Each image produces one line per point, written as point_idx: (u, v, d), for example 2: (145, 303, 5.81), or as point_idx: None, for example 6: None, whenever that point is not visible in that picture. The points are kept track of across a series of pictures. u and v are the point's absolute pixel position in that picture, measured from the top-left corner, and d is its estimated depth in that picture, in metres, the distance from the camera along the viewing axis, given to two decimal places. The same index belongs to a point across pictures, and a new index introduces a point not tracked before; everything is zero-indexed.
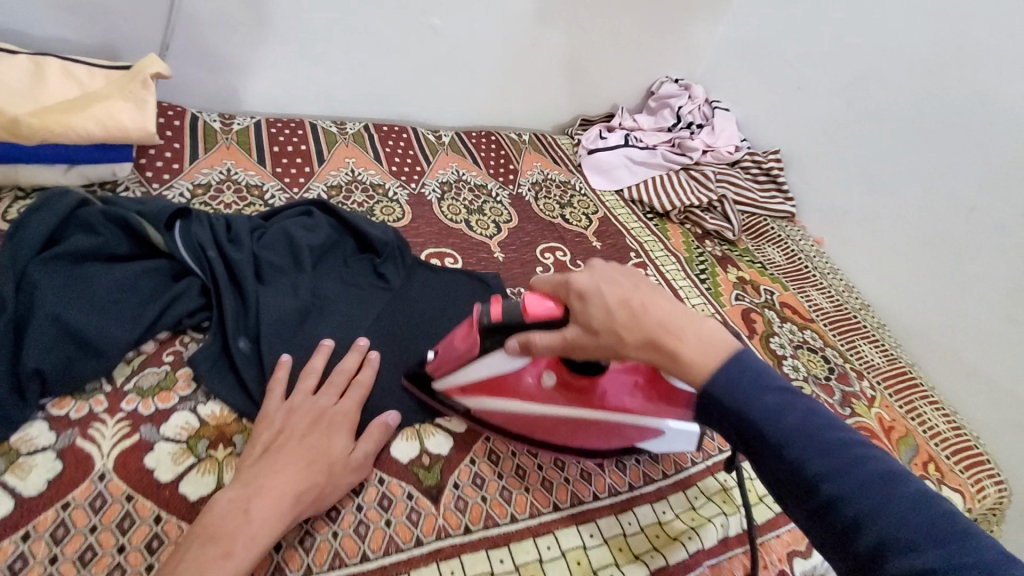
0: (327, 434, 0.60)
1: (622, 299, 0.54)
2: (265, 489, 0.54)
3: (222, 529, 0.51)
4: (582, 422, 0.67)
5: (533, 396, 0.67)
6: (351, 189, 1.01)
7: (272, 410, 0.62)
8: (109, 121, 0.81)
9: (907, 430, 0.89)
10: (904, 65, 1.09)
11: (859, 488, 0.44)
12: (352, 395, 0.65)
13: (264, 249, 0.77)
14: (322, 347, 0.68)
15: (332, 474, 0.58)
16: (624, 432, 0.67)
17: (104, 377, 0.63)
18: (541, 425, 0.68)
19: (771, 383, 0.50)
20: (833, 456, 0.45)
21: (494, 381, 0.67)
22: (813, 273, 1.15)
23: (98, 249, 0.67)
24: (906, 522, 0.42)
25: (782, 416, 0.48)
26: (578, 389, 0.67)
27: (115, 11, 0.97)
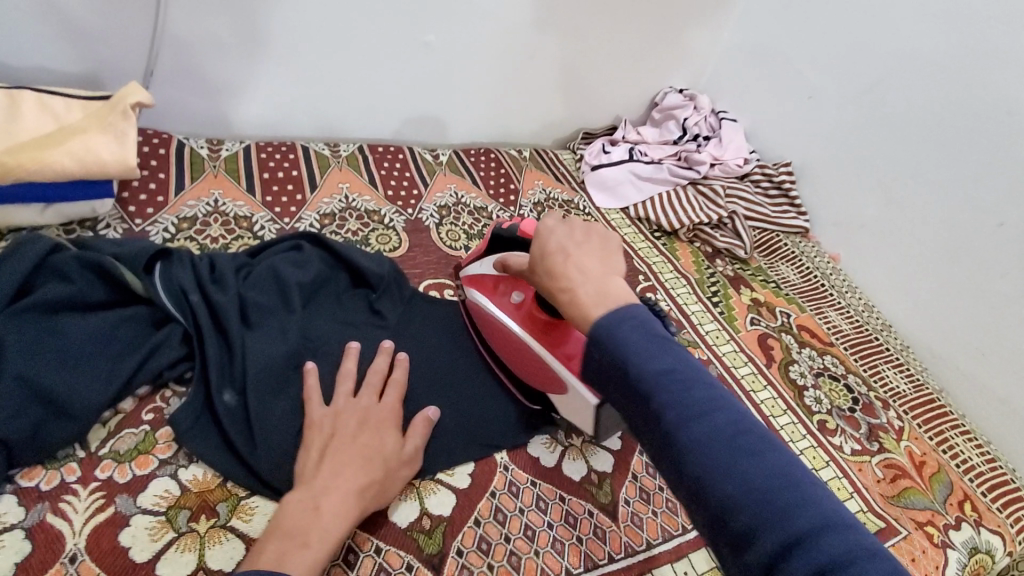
0: (379, 431, 0.61)
1: (560, 245, 0.54)
2: (330, 486, 0.55)
3: (297, 526, 0.52)
4: (516, 345, 0.71)
5: (501, 309, 0.73)
6: (345, 217, 0.97)
7: (317, 416, 0.61)
8: (87, 156, 0.77)
9: (939, 465, 0.84)
10: (923, 72, 1.04)
11: (696, 426, 0.41)
12: (391, 391, 0.66)
13: (250, 289, 0.72)
14: (351, 350, 0.69)
15: (388, 469, 0.59)
16: (541, 374, 0.69)
17: (78, 441, 0.58)
18: (496, 334, 0.74)
19: (651, 327, 0.46)
20: (698, 406, 0.41)
21: (488, 281, 0.77)
22: (830, 292, 1.10)
23: (72, 298, 0.63)
24: (734, 458, 0.39)
25: (641, 351, 0.45)
26: (540, 324, 0.70)
27: (95, 36, 0.92)
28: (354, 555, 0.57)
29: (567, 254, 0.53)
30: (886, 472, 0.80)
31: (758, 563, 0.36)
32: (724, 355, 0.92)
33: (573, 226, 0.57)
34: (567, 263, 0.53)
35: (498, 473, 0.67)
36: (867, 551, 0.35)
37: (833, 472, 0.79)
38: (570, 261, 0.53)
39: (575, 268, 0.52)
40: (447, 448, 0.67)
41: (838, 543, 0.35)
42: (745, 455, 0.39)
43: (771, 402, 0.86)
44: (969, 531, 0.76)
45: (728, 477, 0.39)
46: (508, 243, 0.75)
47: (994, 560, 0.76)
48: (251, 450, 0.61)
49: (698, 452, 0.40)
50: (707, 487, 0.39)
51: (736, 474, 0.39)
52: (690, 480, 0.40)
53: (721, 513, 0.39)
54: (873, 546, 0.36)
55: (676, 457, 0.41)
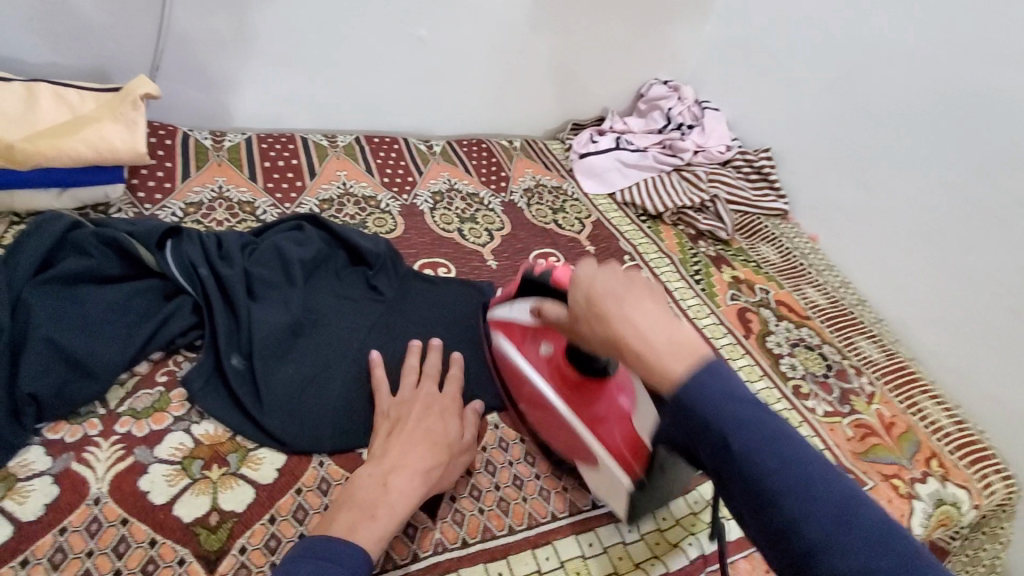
0: (444, 420, 0.65)
1: (611, 294, 0.50)
2: (401, 466, 0.58)
3: (369, 498, 0.56)
4: (549, 410, 0.69)
5: (533, 365, 0.71)
6: (343, 202, 1.02)
7: (386, 405, 0.66)
8: (100, 143, 0.82)
9: (909, 426, 0.88)
10: (892, 58, 1.10)
11: (739, 425, 0.43)
12: (451, 384, 0.70)
13: (255, 265, 0.77)
14: (413, 346, 0.73)
15: (452, 454, 0.63)
16: (571, 445, 0.67)
17: (98, 400, 0.63)
18: (525, 391, 0.71)
19: (745, 397, 0.45)
20: (808, 488, 0.41)
21: (517, 329, 0.72)
22: (808, 270, 1.15)
23: (90, 272, 0.68)
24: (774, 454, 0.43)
25: (745, 426, 0.43)
26: (572, 384, 0.68)
27: (104, 33, 0.98)
28: (327, 483, 0.63)
29: (615, 293, 0.50)
30: (857, 431, 0.85)
31: None
32: (704, 327, 0.97)
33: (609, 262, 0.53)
34: (617, 304, 0.50)
35: (489, 431, 0.72)
36: None
37: (806, 431, 0.83)
38: (621, 303, 0.50)
39: (629, 308, 0.49)
40: None
41: None
42: (860, 539, 0.40)
43: (748, 368, 0.91)
44: (935, 485, 0.81)
45: (846, 561, 0.39)
46: (540, 288, 0.69)
47: (960, 512, 0.81)
48: (258, 409, 0.65)
49: (744, 451, 0.43)
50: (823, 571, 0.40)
51: (779, 466, 0.42)
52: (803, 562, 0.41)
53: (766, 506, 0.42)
54: None
55: (725, 458, 0.44)
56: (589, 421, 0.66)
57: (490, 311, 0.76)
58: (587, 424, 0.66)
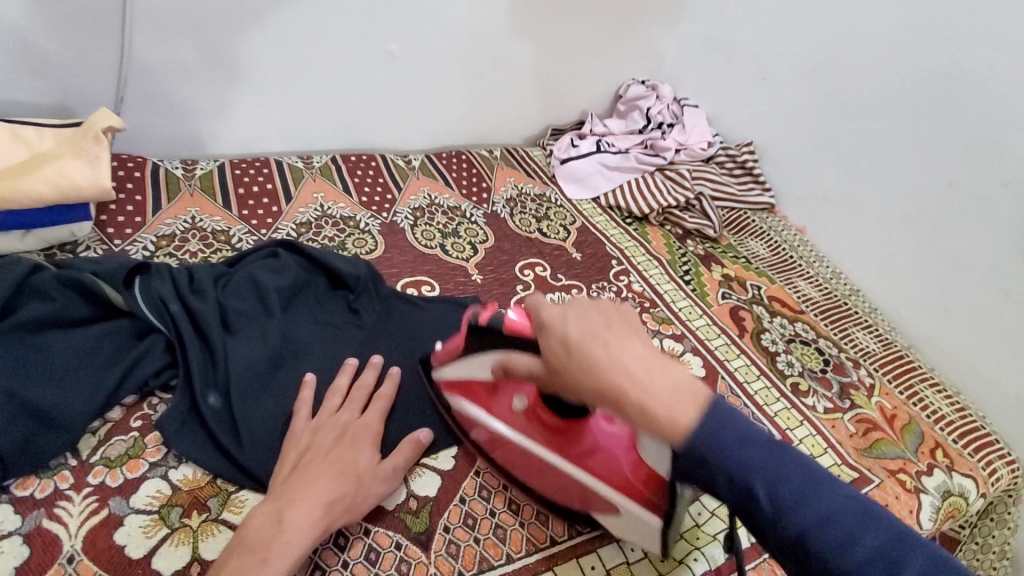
0: (355, 446, 0.62)
1: (589, 334, 0.51)
2: (298, 499, 0.55)
3: (260, 539, 0.52)
4: (543, 464, 0.63)
5: (508, 422, 0.65)
6: (321, 225, 0.99)
7: (300, 431, 0.63)
8: (62, 181, 0.79)
9: (911, 417, 0.87)
10: (864, 45, 1.10)
11: (722, 436, 0.46)
12: (374, 411, 0.66)
13: (229, 297, 0.74)
14: (346, 366, 0.70)
15: (362, 483, 0.59)
16: (580, 495, 0.62)
17: (68, 450, 0.60)
18: (510, 452, 0.66)
19: (751, 436, 0.47)
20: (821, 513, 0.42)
21: (480, 390, 0.66)
22: (799, 263, 1.14)
23: (56, 316, 0.65)
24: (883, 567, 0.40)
25: (749, 460, 0.45)
26: (555, 432, 0.62)
27: (65, 68, 0.95)
28: (345, 538, 0.59)
29: (605, 342, 0.50)
30: (859, 426, 0.83)
31: None
32: (697, 329, 0.95)
33: (583, 309, 0.54)
34: (607, 355, 0.49)
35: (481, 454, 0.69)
36: None
37: (807, 430, 0.81)
38: (611, 353, 0.49)
39: (620, 360, 0.49)
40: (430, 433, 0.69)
41: None
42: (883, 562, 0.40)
43: (744, 369, 0.89)
44: (940, 477, 0.79)
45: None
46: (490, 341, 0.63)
47: (968, 502, 0.79)
48: (237, 448, 0.62)
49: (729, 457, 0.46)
50: None
51: (762, 467, 0.45)
52: None
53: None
54: None
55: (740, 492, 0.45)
56: (587, 464, 0.61)
57: (439, 374, 0.70)
58: (584, 469, 0.61)
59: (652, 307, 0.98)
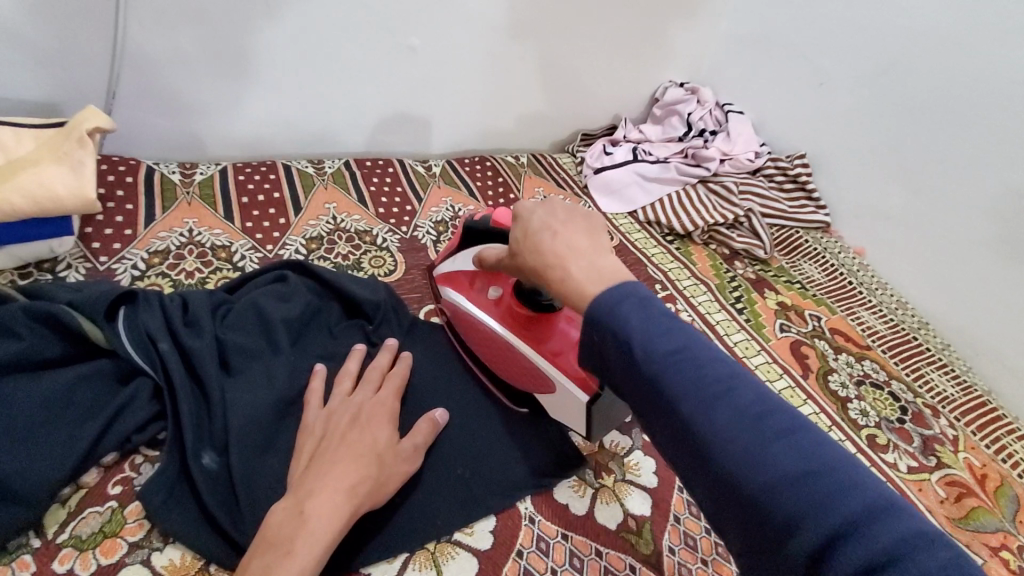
0: (371, 426, 0.56)
1: (544, 223, 0.48)
2: (316, 487, 0.49)
3: (281, 533, 0.46)
4: (499, 344, 0.66)
5: (479, 307, 0.69)
6: (334, 240, 0.89)
7: (313, 418, 0.57)
8: (38, 192, 0.68)
9: (1002, 476, 0.76)
10: (940, 48, 0.98)
11: (624, 303, 0.40)
12: (390, 385, 0.62)
13: (229, 330, 0.64)
14: (355, 350, 0.65)
15: (384, 465, 0.54)
16: (527, 376, 0.65)
17: (30, 529, 0.50)
18: (473, 333, 0.69)
19: (652, 306, 0.39)
20: (708, 386, 0.36)
21: (464, 279, 0.71)
22: (860, 290, 1.03)
23: (21, 357, 0.54)
24: (762, 443, 0.34)
25: (643, 328, 0.38)
26: (521, 319, 0.66)
27: (47, 60, 0.84)
28: None
29: (554, 230, 0.47)
30: (949, 491, 0.72)
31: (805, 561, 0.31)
32: (756, 368, 0.84)
33: (554, 205, 0.49)
34: (553, 240, 0.46)
35: (525, 528, 0.59)
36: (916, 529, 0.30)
37: None
38: (557, 239, 0.46)
39: (563, 246, 0.45)
40: (463, 502, 0.59)
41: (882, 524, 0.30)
42: (769, 437, 0.34)
43: (814, 418, 0.78)
44: None
45: (756, 465, 0.33)
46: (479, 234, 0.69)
47: None
48: (236, 523, 0.52)
49: (621, 320, 0.39)
50: (734, 477, 0.33)
51: (651, 330, 0.38)
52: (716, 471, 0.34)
53: (785, 532, 0.31)
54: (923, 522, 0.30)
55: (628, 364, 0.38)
56: (540, 350, 0.63)
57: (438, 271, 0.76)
58: (536, 352, 0.63)
59: None
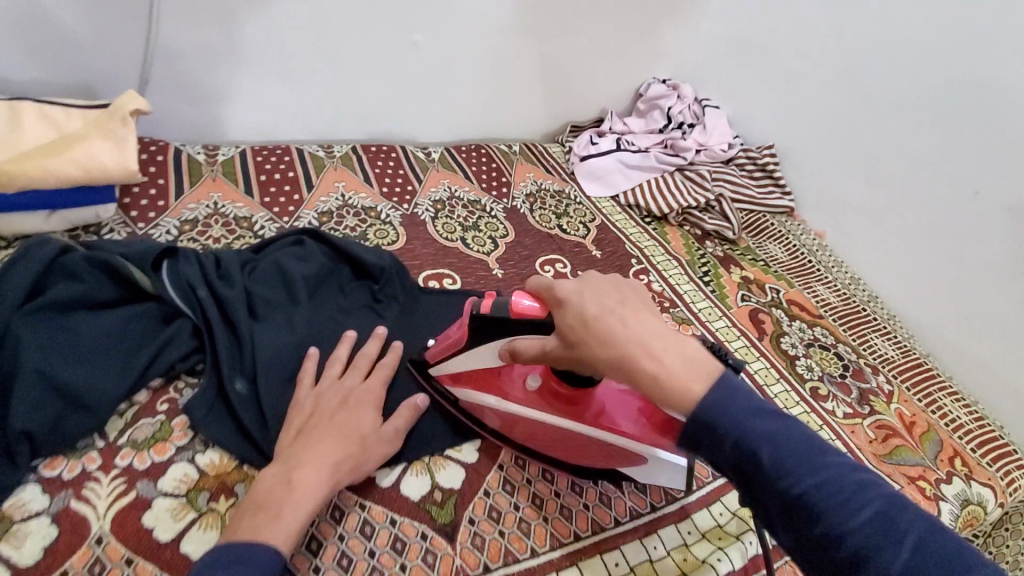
0: (358, 410, 0.61)
1: (603, 310, 0.53)
2: (304, 460, 0.55)
3: (269, 498, 0.52)
4: (567, 435, 0.65)
5: (522, 401, 0.66)
6: (342, 214, 0.99)
7: (303, 397, 0.63)
8: (89, 162, 0.79)
9: (929, 424, 0.87)
10: (893, 49, 1.08)
11: (741, 416, 0.46)
12: (377, 375, 0.66)
13: (255, 284, 0.74)
14: (346, 337, 0.70)
15: (366, 445, 0.60)
16: (608, 455, 0.64)
17: (96, 432, 0.60)
18: (530, 431, 0.66)
19: (774, 417, 0.46)
20: (847, 496, 0.41)
21: (489, 375, 0.67)
22: (818, 268, 1.14)
23: (84, 296, 0.65)
24: (899, 551, 0.39)
25: (771, 438, 0.44)
26: (569, 401, 0.65)
27: (90, 49, 0.94)
28: (370, 527, 0.59)
29: (618, 318, 0.52)
30: (879, 432, 0.84)
31: None
32: (717, 330, 0.95)
33: (598, 286, 0.56)
34: (625, 327, 0.51)
35: (505, 448, 0.70)
36: None
37: (828, 435, 0.82)
38: (626, 326, 0.51)
39: (634, 329, 0.51)
40: (454, 427, 0.69)
41: None
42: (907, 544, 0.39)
43: (764, 371, 0.89)
44: (959, 485, 0.79)
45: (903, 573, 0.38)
46: (497, 326, 0.63)
47: (987, 511, 0.80)
48: (264, 434, 0.62)
49: (744, 432, 0.45)
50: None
51: (775, 442, 0.44)
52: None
53: None
54: None
55: (758, 473, 0.44)
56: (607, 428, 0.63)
57: (439, 372, 0.69)
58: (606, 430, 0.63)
59: (672, 306, 0.98)
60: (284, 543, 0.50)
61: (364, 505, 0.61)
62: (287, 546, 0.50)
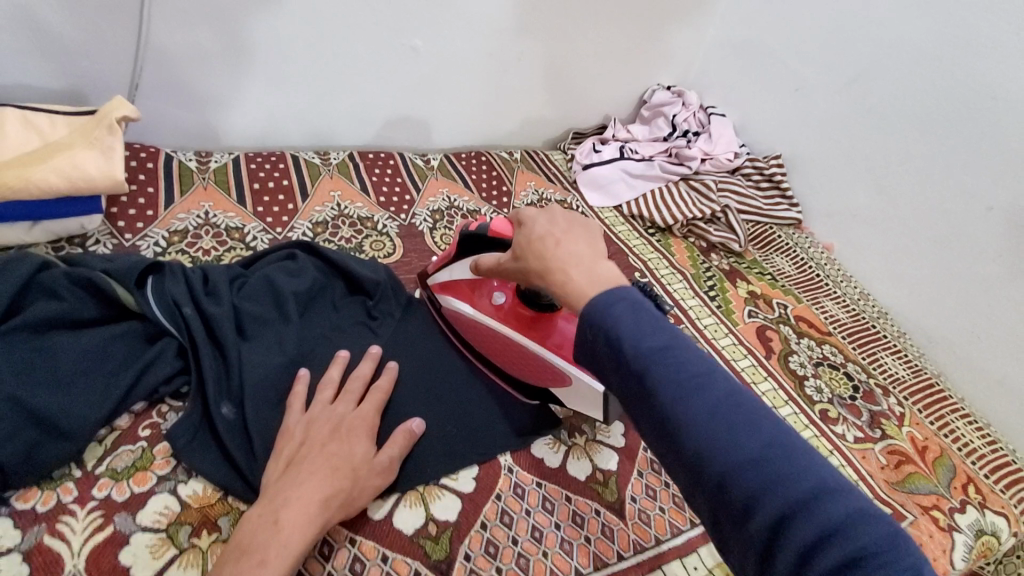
0: (349, 439, 0.59)
1: (545, 230, 0.54)
2: (292, 496, 0.52)
3: (254, 541, 0.49)
4: (507, 344, 0.71)
5: (482, 312, 0.74)
6: (337, 225, 0.96)
7: (293, 423, 0.60)
8: (74, 172, 0.76)
9: (942, 449, 0.84)
10: (906, 59, 1.05)
11: (618, 307, 0.44)
12: (371, 399, 0.64)
13: (245, 300, 0.71)
14: (339, 357, 0.67)
15: (357, 477, 0.57)
16: (537, 371, 0.70)
17: (73, 461, 0.57)
18: (481, 338, 0.74)
19: (644, 310, 0.44)
20: (690, 381, 0.40)
21: (463, 286, 0.76)
22: (826, 282, 1.11)
23: (63, 316, 0.62)
24: (730, 434, 0.38)
25: (635, 329, 0.43)
26: (525, 319, 0.71)
27: (76, 52, 0.91)
28: (361, 565, 0.56)
29: (556, 239, 0.52)
30: (890, 458, 0.81)
31: (761, 536, 0.35)
32: (723, 348, 0.92)
33: (554, 215, 0.56)
34: (556, 248, 0.51)
35: (503, 476, 0.67)
36: (860, 510, 0.34)
37: (838, 461, 0.79)
38: (558, 246, 0.52)
39: (564, 254, 0.51)
40: (450, 453, 0.66)
41: (828, 506, 0.34)
42: (739, 426, 0.38)
43: (772, 393, 0.86)
44: (973, 514, 0.77)
45: (726, 452, 0.37)
46: (478, 243, 0.73)
47: (1001, 542, 0.77)
48: (250, 463, 0.60)
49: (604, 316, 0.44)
50: (705, 461, 0.38)
51: (636, 331, 0.43)
52: (687, 456, 0.39)
53: (746, 512, 0.36)
54: (866, 504, 0.35)
55: (612, 357, 0.43)
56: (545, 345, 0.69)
57: (433, 279, 0.80)
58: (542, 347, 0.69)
59: (678, 323, 0.95)
60: None
61: (354, 540, 0.58)
62: None
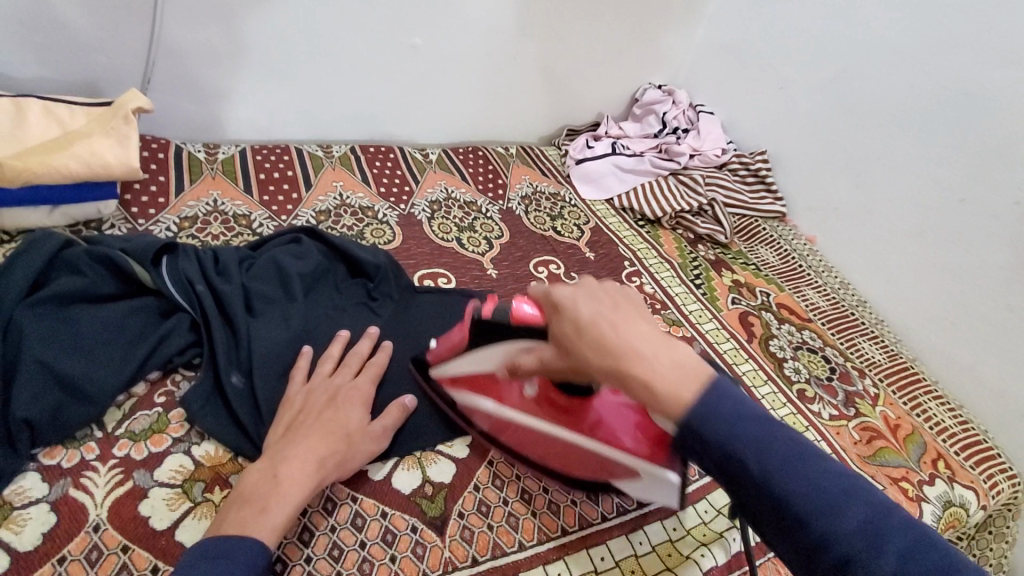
0: (346, 406, 0.63)
1: (593, 315, 0.51)
2: (290, 455, 0.56)
3: (256, 492, 0.54)
4: (556, 441, 0.65)
5: (516, 407, 0.66)
6: (339, 214, 1.01)
7: (294, 392, 0.64)
8: (92, 159, 0.80)
9: (913, 427, 0.89)
10: (885, 59, 1.10)
11: (720, 407, 0.44)
12: (368, 372, 0.68)
13: (252, 280, 0.75)
14: (339, 335, 0.72)
15: (353, 441, 0.61)
16: (596, 466, 0.64)
17: (94, 423, 0.62)
18: (520, 436, 0.67)
19: (747, 406, 0.45)
20: (803, 477, 0.42)
21: (484, 379, 0.68)
22: (808, 272, 1.16)
23: (84, 291, 0.66)
24: (848, 528, 0.40)
25: (743, 428, 0.44)
26: (563, 408, 0.65)
27: (93, 47, 0.96)
28: (361, 519, 0.61)
29: (612, 322, 0.50)
30: (863, 434, 0.85)
31: None
32: (706, 332, 0.97)
33: (591, 291, 0.55)
34: (618, 334, 0.49)
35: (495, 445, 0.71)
36: None
37: (813, 436, 0.83)
38: (618, 330, 0.50)
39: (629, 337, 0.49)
40: (444, 424, 0.71)
41: None
42: (857, 520, 0.40)
43: (753, 373, 0.91)
44: (941, 486, 0.81)
45: (844, 544, 0.39)
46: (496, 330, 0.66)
47: (968, 513, 0.81)
48: (257, 426, 0.64)
49: (705, 418, 0.44)
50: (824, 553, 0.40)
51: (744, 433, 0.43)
52: (807, 547, 0.41)
53: None
54: None
55: (718, 458, 0.44)
56: (596, 435, 0.63)
57: (441, 371, 0.71)
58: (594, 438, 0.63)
59: (664, 308, 0.99)
60: (271, 534, 0.51)
61: (355, 497, 0.62)
62: (273, 537, 0.52)
